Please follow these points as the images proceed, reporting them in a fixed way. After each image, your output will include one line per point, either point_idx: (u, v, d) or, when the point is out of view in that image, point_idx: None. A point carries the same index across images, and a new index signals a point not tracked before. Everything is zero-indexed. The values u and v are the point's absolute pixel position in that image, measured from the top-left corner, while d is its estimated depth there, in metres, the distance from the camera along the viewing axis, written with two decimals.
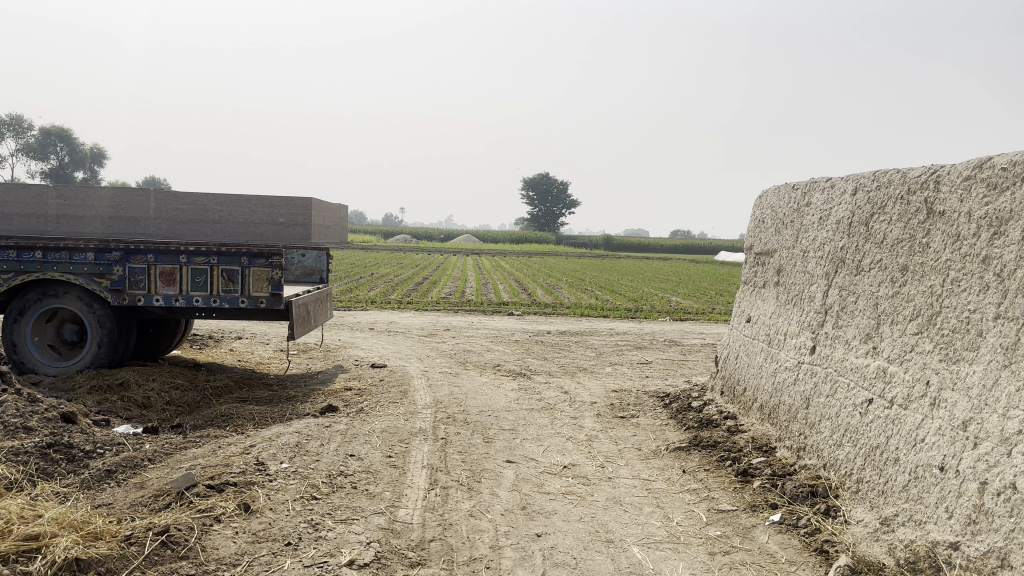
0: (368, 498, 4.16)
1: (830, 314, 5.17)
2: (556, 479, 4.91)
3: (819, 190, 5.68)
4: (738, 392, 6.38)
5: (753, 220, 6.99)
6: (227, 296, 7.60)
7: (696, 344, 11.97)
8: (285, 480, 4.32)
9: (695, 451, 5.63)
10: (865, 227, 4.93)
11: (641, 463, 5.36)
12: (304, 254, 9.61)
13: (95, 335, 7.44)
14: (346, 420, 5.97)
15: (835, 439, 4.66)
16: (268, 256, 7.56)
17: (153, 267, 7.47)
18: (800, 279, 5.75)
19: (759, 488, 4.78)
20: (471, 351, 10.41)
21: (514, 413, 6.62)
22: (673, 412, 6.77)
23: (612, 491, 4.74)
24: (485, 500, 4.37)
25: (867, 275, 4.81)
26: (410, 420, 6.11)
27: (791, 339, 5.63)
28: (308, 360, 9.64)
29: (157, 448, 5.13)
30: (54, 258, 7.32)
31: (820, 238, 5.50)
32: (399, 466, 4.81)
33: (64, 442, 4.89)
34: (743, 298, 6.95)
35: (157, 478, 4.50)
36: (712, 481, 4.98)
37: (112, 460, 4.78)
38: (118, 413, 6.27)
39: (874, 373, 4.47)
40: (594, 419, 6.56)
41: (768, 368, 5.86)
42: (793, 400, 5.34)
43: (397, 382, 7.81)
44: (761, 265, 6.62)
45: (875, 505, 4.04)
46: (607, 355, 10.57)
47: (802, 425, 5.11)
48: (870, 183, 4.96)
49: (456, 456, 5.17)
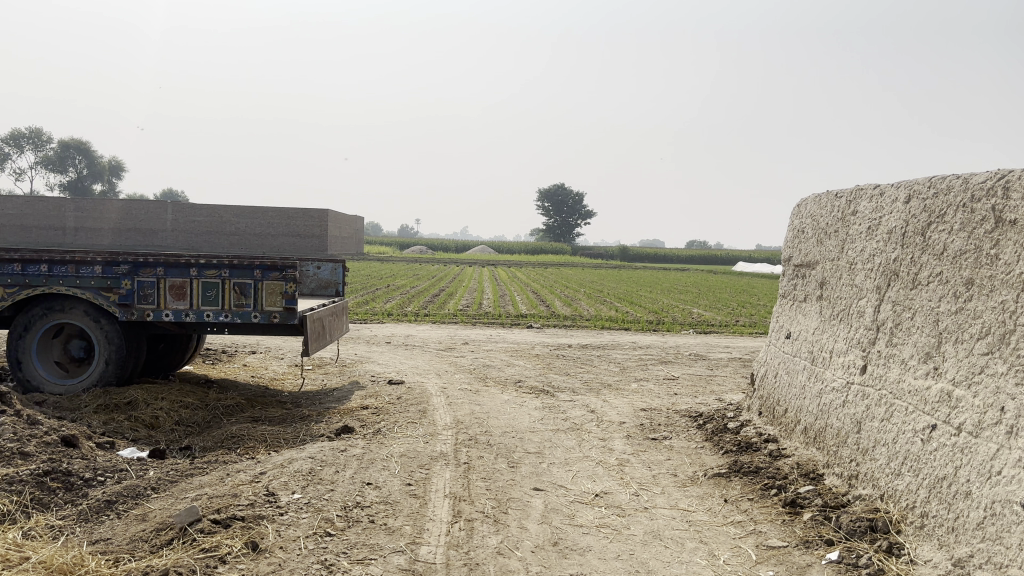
0: (386, 534, 3.82)
1: (883, 330, 4.80)
2: (588, 509, 4.55)
3: (866, 197, 5.31)
4: (778, 413, 6.00)
5: (791, 230, 6.63)
6: (239, 310, 7.30)
7: (723, 358, 11.55)
8: (296, 514, 3.98)
9: (735, 477, 5.25)
10: (922, 237, 4.56)
11: (678, 492, 4.99)
12: (319, 266, 9.31)
13: (102, 351, 7.17)
14: (362, 444, 5.63)
15: (893, 467, 4.29)
16: (282, 269, 7.25)
17: (163, 281, 7.19)
18: (847, 293, 5.38)
19: (811, 521, 4.40)
20: (491, 366, 10.05)
21: (539, 434, 6.26)
22: (707, 434, 6.39)
23: (649, 524, 4.38)
24: (514, 534, 4.02)
25: (925, 288, 4.44)
26: (430, 442, 5.76)
27: (838, 357, 5.26)
28: (323, 376, 9.33)
29: (162, 474, 4.81)
30: (60, 272, 7.05)
31: (869, 250, 5.13)
32: (420, 495, 4.47)
33: (63, 469, 4.59)
34: (781, 312, 6.59)
35: (160, 509, 4.18)
36: (757, 512, 4.61)
37: (113, 488, 4.47)
38: (125, 435, 5.99)
39: (937, 397, 4.09)
40: (624, 441, 6.19)
41: (812, 387, 5.48)
42: (841, 423, 4.97)
43: (416, 400, 7.47)
44: (802, 278, 6.25)
45: (946, 544, 3.66)
46: (632, 370, 10.20)
47: (854, 451, 4.73)
48: (927, 189, 4.59)
49: (480, 484, 4.82)
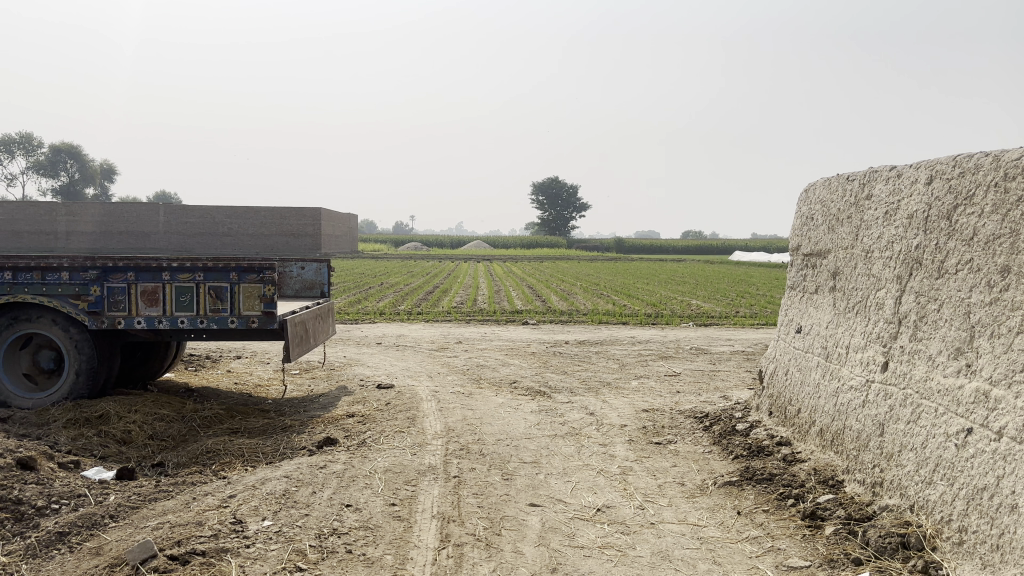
0: (365, 567, 3.42)
1: (906, 323, 4.41)
2: (589, 527, 4.16)
3: (881, 179, 4.92)
4: (790, 414, 5.61)
5: (799, 217, 6.23)
6: (215, 316, 6.88)
7: (725, 352, 11.16)
8: (265, 545, 3.58)
9: (748, 486, 4.86)
10: (948, 222, 4.16)
11: (687, 503, 4.60)
12: (303, 266, 8.90)
13: (71, 361, 6.73)
14: (344, 458, 5.23)
15: (923, 475, 3.90)
16: (260, 270, 6.85)
17: (134, 286, 6.76)
18: (863, 284, 4.99)
19: (834, 537, 4.01)
20: (484, 366, 9.64)
21: (535, 441, 5.86)
22: (715, 436, 5.99)
23: (656, 543, 3.99)
24: (508, 561, 3.63)
25: (953, 277, 4.04)
26: (418, 454, 5.36)
27: (856, 353, 4.88)
28: (309, 381, 8.91)
29: (123, 500, 4.40)
30: (25, 279, 6.63)
31: (887, 236, 4.74)
32: (405, 518, 4.07)
33: (14, 497, 4.17)
34: (790, 305, 6.21)
35: (116, 542, 3.77)
36: (774, 526, 4.22)
37: (67, 518, 4.06)
38: (93, 453, 5.58)
39: (972, 397, 3.69)
40: (626, 446, 5.80)
41: (827, 386, 5.10)
42: (861, 425, 4.59)
43: (405, 406, 7.07)
44: (813, 268, 5.85)
45: (991, 564, 3.27)
46: (631, 366, 9.80)
47: (877, 455, 4.35)
48: (952, 169, 4.19)
49: (472, 501, 4.42)
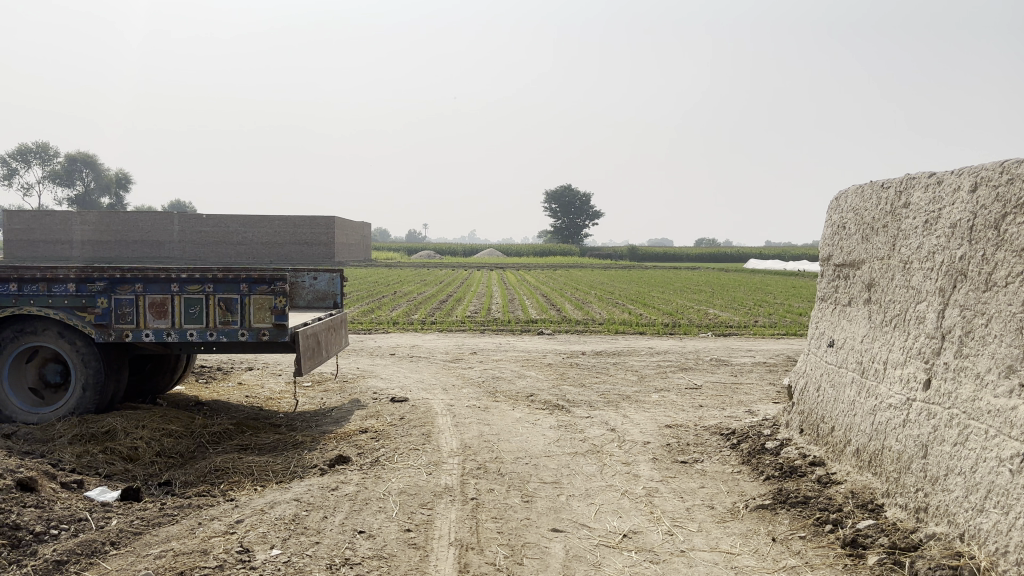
0: None
1: (950, 339, 4.16)
2: (616, 555, 3.92)
3: (920, 186, 4.68)
4: (823, 432, 5.36)
5: (829, 225, 5.99)
6: (225, 328, 6.70)
7: (747, 363, 10.89)
8: None
9: (782, 510, 4.61)
10: (996, 231, 3.91)
11: (718, 529, 4.36)
12: (315, 277, 8.72)
13: (79, 375, 6.56)
14: (357, 478, 5.02)
15: (974, 501, 3.64)
16: (271, 282, 6.66)
17: (142, 298, 6.58)
18: (902, 295, 4.74)
19: (878, 568, 3.76)
20: (500, 379, 9.42)
21: (555, 459, 5.63)
22: (743, 455, 5.74)
23: (687, 573, 3.75)
24: None
25: (1002, 291, 3.79)
26: (434, 474, 5.15)
27: (894, 369, 4.63)
28: (322, 394, 8.71)
29: (126, 524, 4.20)
30: (31, 291, 6.45)
31: (927, 245, 4.50)
32: (420, 545, 3.85)
33: (11, 522, 3.97)
34: (821, 317, 5.96)
35: (117, 571, 3.58)
36: (812, 555, 3.97)
37: (67, 545, 3.87)
38: (98, 471, 5.39)
39: None
40: (650, 465, 5.56)
41: (864, 404, 4.85)
42: (902, 446, 4.33)
43: (420, 421, 6.85)
44: (845, 279, 5.61)
45: None
46: (651, 379, 9.55)
47: (920, 479, 4.09)
48: (999, 175, 3.94)
49: (490, 526, 4.20)
